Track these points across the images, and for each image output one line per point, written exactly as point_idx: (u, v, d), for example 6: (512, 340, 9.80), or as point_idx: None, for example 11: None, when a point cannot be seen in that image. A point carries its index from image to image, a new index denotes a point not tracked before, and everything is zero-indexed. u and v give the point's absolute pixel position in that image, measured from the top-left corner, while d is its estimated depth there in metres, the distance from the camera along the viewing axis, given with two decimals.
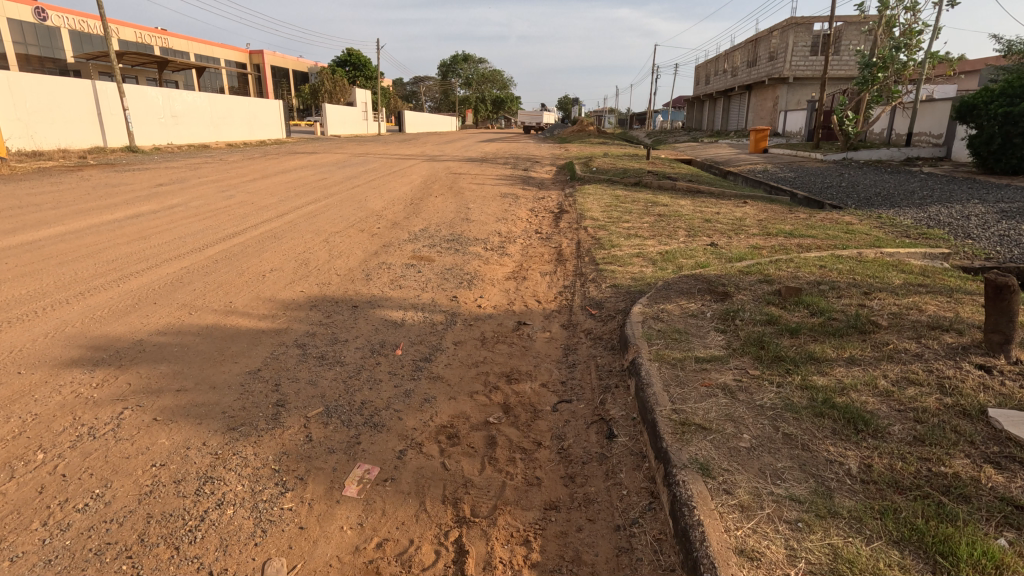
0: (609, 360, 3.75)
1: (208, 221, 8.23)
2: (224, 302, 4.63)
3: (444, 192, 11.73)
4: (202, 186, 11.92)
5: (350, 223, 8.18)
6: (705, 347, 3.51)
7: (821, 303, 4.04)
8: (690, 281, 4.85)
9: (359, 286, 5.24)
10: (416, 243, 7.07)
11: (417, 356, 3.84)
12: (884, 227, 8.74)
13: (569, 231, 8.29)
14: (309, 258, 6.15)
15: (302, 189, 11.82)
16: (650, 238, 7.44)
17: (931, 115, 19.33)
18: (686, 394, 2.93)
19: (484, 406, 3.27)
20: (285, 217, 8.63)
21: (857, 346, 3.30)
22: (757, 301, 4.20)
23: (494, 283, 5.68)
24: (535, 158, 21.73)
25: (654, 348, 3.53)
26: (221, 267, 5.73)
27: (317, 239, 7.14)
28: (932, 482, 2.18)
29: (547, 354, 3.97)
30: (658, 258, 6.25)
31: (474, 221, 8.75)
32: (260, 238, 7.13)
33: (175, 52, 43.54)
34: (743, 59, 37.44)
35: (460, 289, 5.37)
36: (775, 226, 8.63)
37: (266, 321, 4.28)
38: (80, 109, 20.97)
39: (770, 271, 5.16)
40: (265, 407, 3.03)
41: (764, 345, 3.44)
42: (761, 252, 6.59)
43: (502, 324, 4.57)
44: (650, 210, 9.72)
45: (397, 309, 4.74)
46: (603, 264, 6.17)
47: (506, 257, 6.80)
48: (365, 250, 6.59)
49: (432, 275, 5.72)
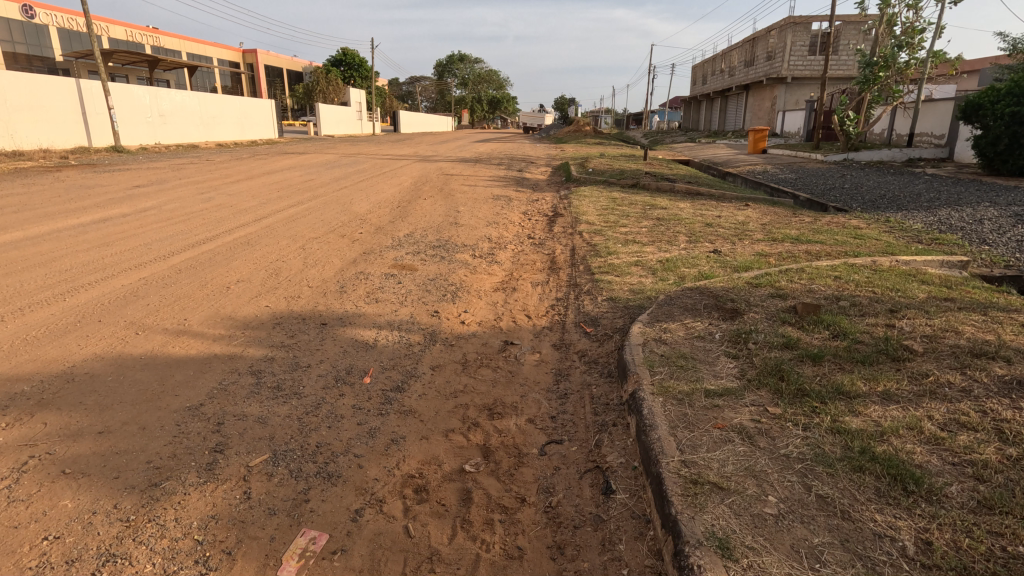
0: (606, 390, 3.29)
1: (180, 227, 7.74)
2: (177, 321, 4.17)
3: (433, 195, 11.23)
4: (182, 188, 11.41)
5: (331, 228, 7.71)
6: (715, 377, 3.06)
7: (843, 323, 3.59)
8: (695, 295, 4.40)
9: (331, 300, 4.79)
10: (398, 250, 6.62)
11: (387, 385, 3.38)
12: (894, 232, 8.33)
13: (563, 236, 7.84)
14: (281, 267, 5.68)
15: (286, 191, 11.35)
16: (649, 244, 7.00)
17: (933, 115, 18.96)
18: (697, 440, 2.47)
19: (460, 450, 2.81)
20: (263, 221, 8.15)
21: (892, 379, 2.85)
22: (771, 320, 3.76)
23: (480, 295, 5.23)
24: (530, 159, 21.29)
25: (657, 378, 3.07)
26: (183, 278, 5.26)
27: (294, 245, 6.69)
28: (1011, 569, 1.73)
29: (535, 381, 3.52)
30: (659, 267, 5.81)
31: (464, 226, 8.29)
32: (232, 245, 6.66)
33: (166, 50, 42.91)
34: (740, 59, 37.05)
35: (443, 303, 4.92)
36: (780, 231, 8.21)
37: (220, 345, 3.82)
38: (64, 108, 20.39)
39: (781, 283, 4.73)
40: (199, 454, 2.57)
41: (782, 376, 2.99)
42: (768, 260, 6.15)
43: (487, 344, 4.12)
44: (648, 214, 9.30)
45: (371, 327, 4.28)
46: (599, 273, 5.73)
47: (495, 265, 6.34)
48: (343, 258, 6.13)
49: (413, 287, 5.26)
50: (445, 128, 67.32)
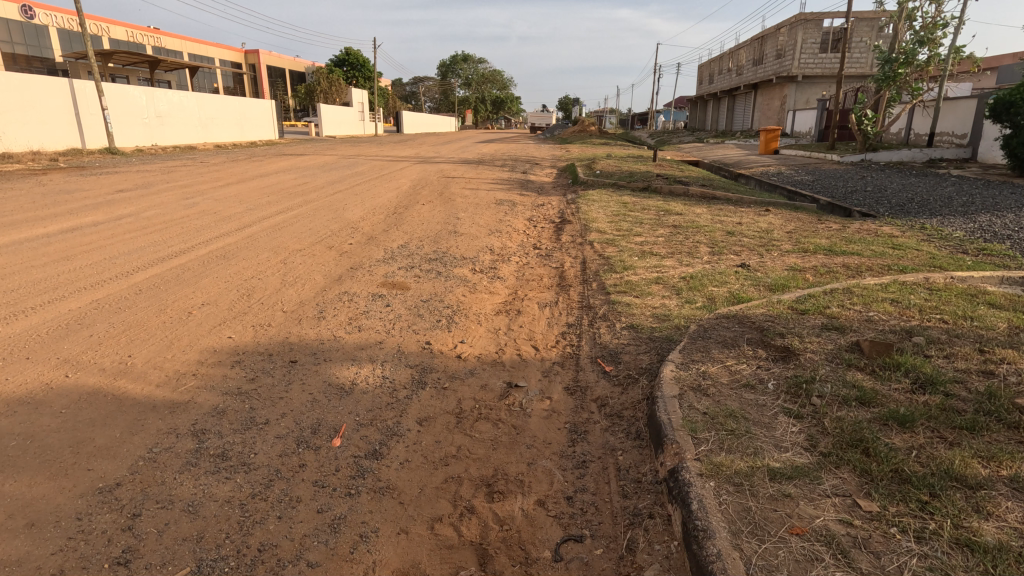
0: (636, 460, 2.62)
1: (154, 236, 7.10)
2: (118, 358, 3.49)
3: (432, 200, 10.56)
4: (167, 192, 10.81)
5: (318, 238, 7.06)
6: (779, 448, 2.38)
7: (926, 368, 2.92)
8: (734, 326, 3.70)
9: (308, 328, 4.11)
10: (390, 264, 5.96)
11: (360, 451, 2.72)
12: (933, 241, 7.65)
13: (572, 246, 7.16)
14: (255, 287, 5.02)
15: (278, 196, 10.74)
16: (668, 256, 6.33)
17: (955, 115, 18.20)
18: (771, 558, 1.80)
19: (448, 554, 2.15)
20: (246, 230, 7.51)
21: (1016, 458, 2.18)
22: (833, 362, 3.07)
23: (480, 320, 4.56)
24: (534, 160, 20.64)
25: (704, 449, 2.39)
26: (141, 301, 4.59)
27: (275, 258, 6.04)
28: None
29: (546, 442, 2.86)
30: (683, 285, 5.14)
31: (464, 235, 7.62)
32: (205, 258, 5.99)
33: (168, 51, 42.38)
34: (749, 57, 36.33)
35: (437, 331, 4.24)
36: (810, 240, 7.53)
37: (163, 390, 3.13)
38: (56, 108, 19.83)
39: (832, 309, 4.04)
40: (94, 570, 1.92)
41: (868, 450, 2.31)
42: (806, 277, 5.47)
43: (487, 388, 3.44)
44: (662, 220, 8.61)
45: (350, 364, 3.61)
46: (615, 292, 5.05)
47: (497, 283, 5.68)
48: (327, 275, 5.47)
49: (402, 310, 4.59)
50: (447, 129, 66.72)
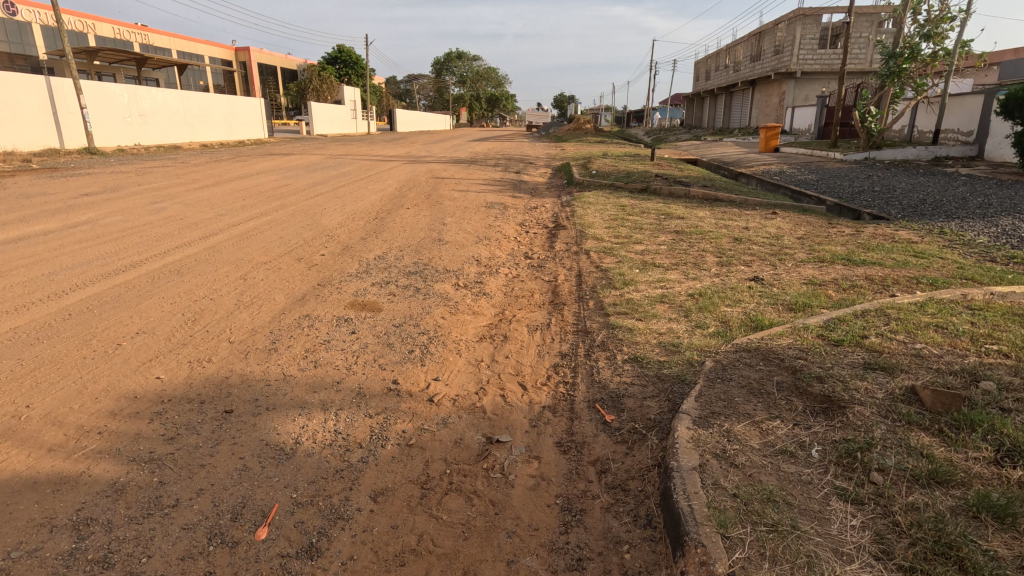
0: (648, 563, 2.02)
1: (107, 247, 6.43)
2: (11, 412, 2.87)
3: (418, 203, 9.90)
4: (137, 196, 10.14)
5: (288, 248, 6.44)
6: (841, 559, 1.77)
7: (1010, 430, 2.32)
8: (759, 365, 3.08)
9: (256, 365, 3.48)
10: (363, 280, 5.33)
11: (291, 547, 2.11)
12: (955, 247, 7.08)
13: (567, 256, 6.53)
14: (203, 310, 4.38)
15: (255, 199, 10.10)
16: (672, 268, 5.75)
17: (960, 111, 17.65)
18: None
19: None
20: (210, 239, 6.87)
21: None
22: (889, 417, 2.47)
23: (459, 350, 3.95)
24: (529, 159, 20.02)
25: (741, 560, 1.78)
26: (65, 329, 3.96)
27: (235, 273, 5.42)
28: None
29: (531, 529, 2.25)
30: (692, 305, 4.54)
31: (449, 243, 6.99)
32: (156, 273, 5.35)
33: (155, 48, 41.54)
34: (745, 54, 35.73)
35: (407, 366, 3.61)
36: (824, 247, 6.95)
37: (53, 458, 2.51)
38: (33, 107, 19.09)
39: (872, 339, 3.44)
40: None
41: (965, 564, 1.71)
42: (828, 293, 4.89)
43: (463, 444, 2.84)
44: (664, 225, 8.03)
45: (297, 414, 2.98)
46: (615, 313, 4.45)
47: (482, 301, 5.07)
48: (289, 294, 4.84)
49: (370, 339, 3.96)
50: (441, 127, 65.90)
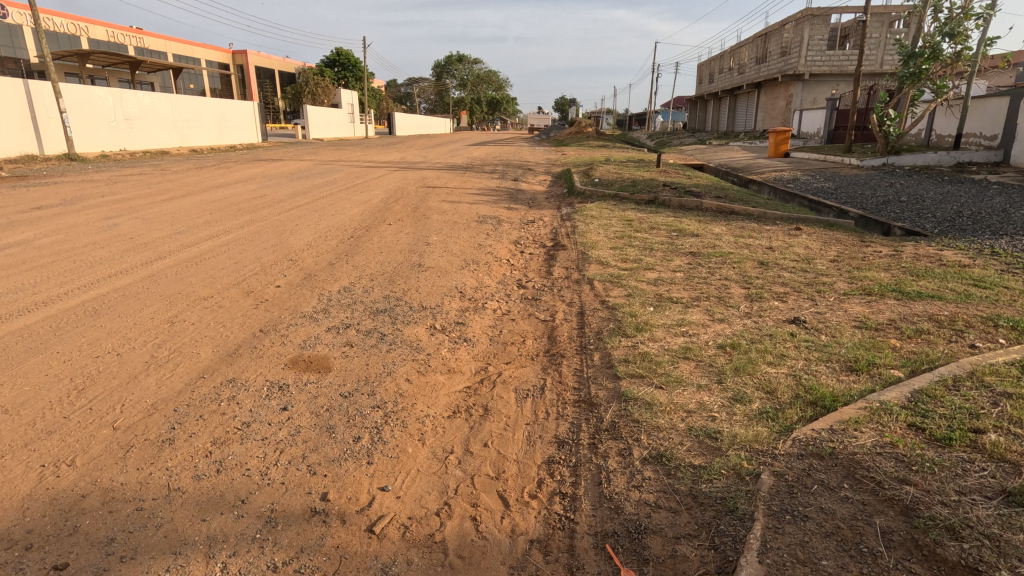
0: None
1: (28, 276, 5.50)
2: None
3: (403, 217, 9.00)
4: (95, 209, 9.21)
5: (239, 278, 5.49)
6: None
7: None
8: (847, 495, 2.11)
9: (132, 471, 2.51)
10: (317, 324, 4.37)
11: None
12: (1017, 272, 6.10)
13: (567, 286, 5.56)
14: (100, 373, 3.41)
15: (224, 213, 9.19)
16: (691, 304, 4.80)
17: (983, 114, 16.68)
18: None
19: None
20: (153, 265, 5.93)
21: None
22: None
23: (423, 434, 2.98)
24: (528, 165, 19.11)
25: None
26: None
27: (163, 314, 4.46)
28: None
29: None
30: (726, 364, 3.55)
31: (430, 270, 6.03)
32: (67, 315, 4.41)
33: (150, 51, 40.76)
34: (751, 56, 34.83)
35: (347, 467, 2.64)
36: (866, 273, 5.98)
37: None
38: (10, 112, 18.12)
39: (995, 438, 2.44)
40: None
41: None
42: (893, 343, 3.92)
43: None
44: (676, 245, 7.10)
45: (163, 570, 2.02)
46: (627, 374, 3.47)
47: (461, 352, 4.07)
48: (219, 346, 3.86)
49: (304, 422, 2.98)
50: (440, 130, 65.04)
